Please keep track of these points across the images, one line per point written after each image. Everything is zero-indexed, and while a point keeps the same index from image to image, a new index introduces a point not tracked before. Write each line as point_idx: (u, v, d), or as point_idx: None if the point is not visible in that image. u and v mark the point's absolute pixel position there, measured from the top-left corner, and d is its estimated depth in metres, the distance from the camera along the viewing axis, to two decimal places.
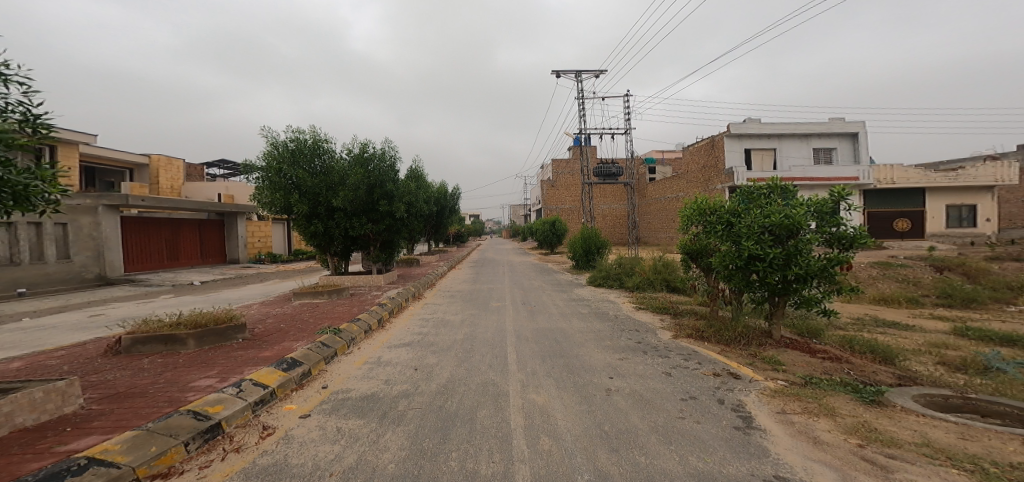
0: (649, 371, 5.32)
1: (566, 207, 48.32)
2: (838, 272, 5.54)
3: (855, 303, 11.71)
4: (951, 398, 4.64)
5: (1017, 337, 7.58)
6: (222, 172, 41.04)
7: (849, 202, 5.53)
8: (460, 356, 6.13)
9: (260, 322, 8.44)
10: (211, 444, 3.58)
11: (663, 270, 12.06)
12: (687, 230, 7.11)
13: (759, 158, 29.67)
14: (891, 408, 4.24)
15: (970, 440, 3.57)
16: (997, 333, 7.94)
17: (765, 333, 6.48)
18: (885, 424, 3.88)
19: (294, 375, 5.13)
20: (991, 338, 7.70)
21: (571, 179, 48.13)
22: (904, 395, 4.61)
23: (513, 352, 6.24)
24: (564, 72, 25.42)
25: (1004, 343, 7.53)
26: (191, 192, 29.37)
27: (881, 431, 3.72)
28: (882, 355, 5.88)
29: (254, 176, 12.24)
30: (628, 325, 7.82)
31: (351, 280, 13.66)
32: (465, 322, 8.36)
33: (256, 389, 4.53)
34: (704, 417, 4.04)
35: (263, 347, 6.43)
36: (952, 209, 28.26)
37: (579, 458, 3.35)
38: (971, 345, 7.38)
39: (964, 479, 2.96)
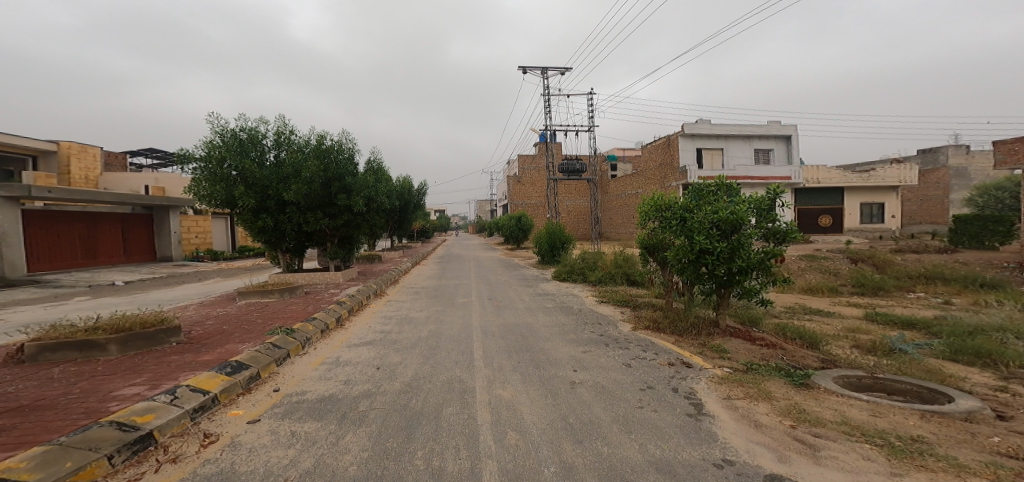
0: (611, 363, 5.43)
1: (531, 203, 48.70)
2: (775, 265, 5.84)
3: (785, 293, 12.44)
4: (863, 378, 5.03)
5: (915, 321, 8.33)
6: (150, 162, 38.37)
7: (783, 199, 5.78)
8: (424, 353, 6.05)
9: (199, 324, 8.01)
10: (141, 456, 3.36)
11: (624, 264, 12.39)
12: (645, 225, 7.21)
13: (709, 157, 30.84)
14: (817, 389, 4.55)
15: (880, 416, 3.94)
16: (901, 317, 8.69)
17: (713, 322, 6.77)
18: (812, 405, 4.18)
19: (240, 379, 4.91)
20: (895, 322, 8.44)
21: (537, 174, 48.54)
22: (828, 377, 4.97)
23: (479, 347, 6.22)
24: (530, 67, 25.42)
25: (905, 327, 8.25)
26: (112, 184, 27.48)
27: (809, 412, 4.00)
28: (809, 341, 6.27)
29: (192, 166, 11.55)
30: (591, 318, 7.97)
31: (304, 278, 13.15)
32: (428, 318, 8.27)
33: (195, 396, 4.29)
34: (660, 405, 4.18)
35: (201, 351, 6.10)
36: (865, 206, 30.51)
37: (546, 451, 3.40)
38: (880, 329, 8.03)
39: (878, 454, 3.29)
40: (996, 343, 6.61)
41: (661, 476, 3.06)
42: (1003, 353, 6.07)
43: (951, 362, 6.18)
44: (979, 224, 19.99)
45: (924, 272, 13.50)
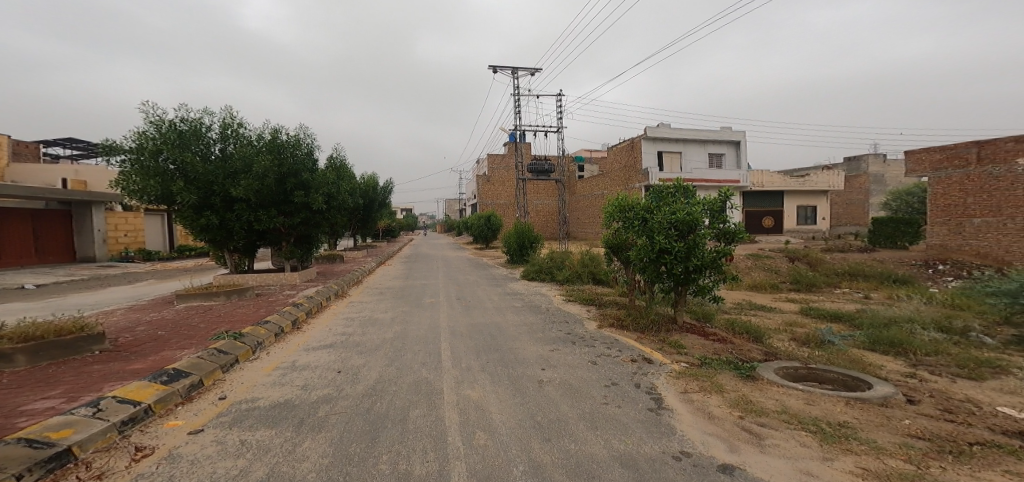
0: (577, 361, 5.56)
1: (500, 203, 48.40)
2: (725, 263, 6.20)
3: (734, 290, 13.25)
4: (799, 368, 5.47)
5: (841, 314, 9.16)
6: (70, 153, 34.91)
7: (732, 202, 6.16)
8: (389, 355, 5.92)
9: (127, 330, 7.40)
10: (57, 474, 3.09)
11: (590, 263, 12.67)
12: (609, 226, 7.41)
13: (670, 161, 32.11)
14: (761, 381, 4.90)
15: (813, 404, 4.31)
16: (829, 311, 9.53)
17: (671, 319, 7.10)
18: (757, 395, 4.50)
19: (179, 388, 4.59)
20: (825, 315, 9.24)
21: (507, 174, 48.29)
22: (770, 369, 5.36)
23: (447, 348, 6.18)
24: (501, 67, 25.10)
25: (834, 319, 9.05)
26: (23, 176, 24.79)
27: (754, 403, 4.31)
28: (754, 335, 6.73)
29: (122, 159, 10.67)
30: (558, 317, 8.11)
31: (254, 279, 12.47)
32: (394, 320, 8.09)
33: (124, 407, 3.98)
34: (623, 401, 4.34)
35: (133, 360, 5.66)
36: (802, 209, 33.00)
37: (514, 450, 3.45)
38: (814, 323, 8.76)
39: (813, 440, 3.60)
40: (906, 333, 7.39)
41: (625, 470, 3.19)
42: (912, 343, 6.80)
43: (869, 351, 6.84)
44: (893, 225, 22.15)
45: (848, 269, 14.83)
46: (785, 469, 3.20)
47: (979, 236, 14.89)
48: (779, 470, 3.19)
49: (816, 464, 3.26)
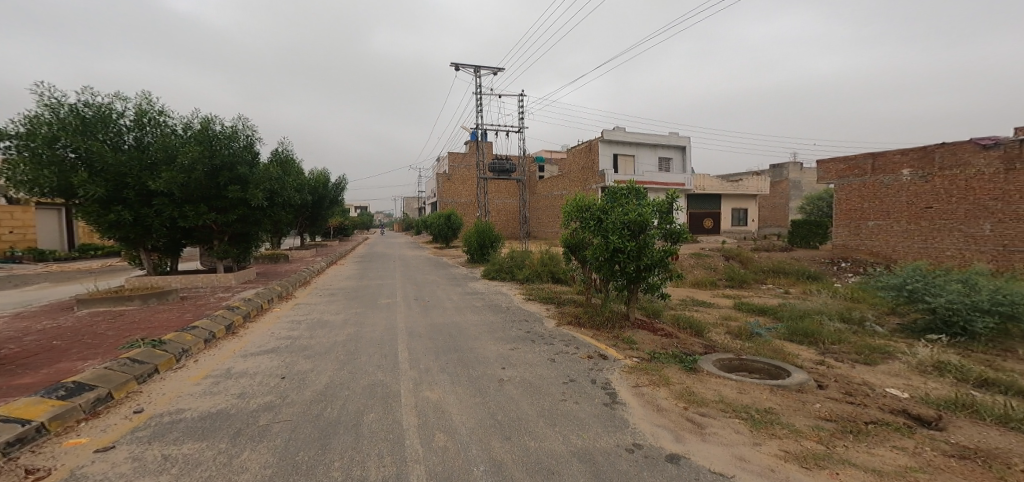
0: (536, 359, 5.61)
1: (462, 201, 43.58)
2: (672, 261, 6.51)
3: (678, 287, 13.96)
4: (732, 360, 5.88)
5: (765, 308, 9.99)
6: None
7: (679, 203, 6.49)
8: (340, 358, 5.65)
9: (17, 340, 6.51)
10: None
11: (549, 262, 12.82)
12: (567, 225, 7.50)
13: (624, 163, 33.08)
14: (702, 373, 5.22)
15: (745, 393, 4.66)
16: (757, 305, 10.34)
17: (624, 315, 7.36)
18: (699, 386, 4.79)
19: (83, 402, 4.12)
20: (753, 309, 10.02)
21: (468, 171, 44.14)
22: (709, 361, 5.72)
23: (404, 349, 6.01)
24: (463, 64, 24.22)
25: (760, 313, 9.83)
26: None
27: (697, 393, 4.58)
28: (696, 329, 7.15)
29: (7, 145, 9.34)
30: (518, 316, 8.13)
31: (179, 282, 11.42)
32: (345, 321, 7.73)
33: (11, 427, 3.51)
34: (581, 397, 4.45)
35: (25, 373, 4.99)
36: (735, 211, 35.51)
37: (475, 450, 3.43)
38: (745, 316, 9.50)
39: (745, 426, 3.90)
40: (816, 324, 8.22)
41: (582, 465, 3.27)
42: (820, 332, 7.54)
43: (788, 341, 7.50)
44: (806, 227, 24.41)
45: (772, 267, 16.17)
46: (724, 456, 3.44)
47: (872, 236, 16.79)
48: (718, 456, 3.42)
49: (748, 449, 3.53)
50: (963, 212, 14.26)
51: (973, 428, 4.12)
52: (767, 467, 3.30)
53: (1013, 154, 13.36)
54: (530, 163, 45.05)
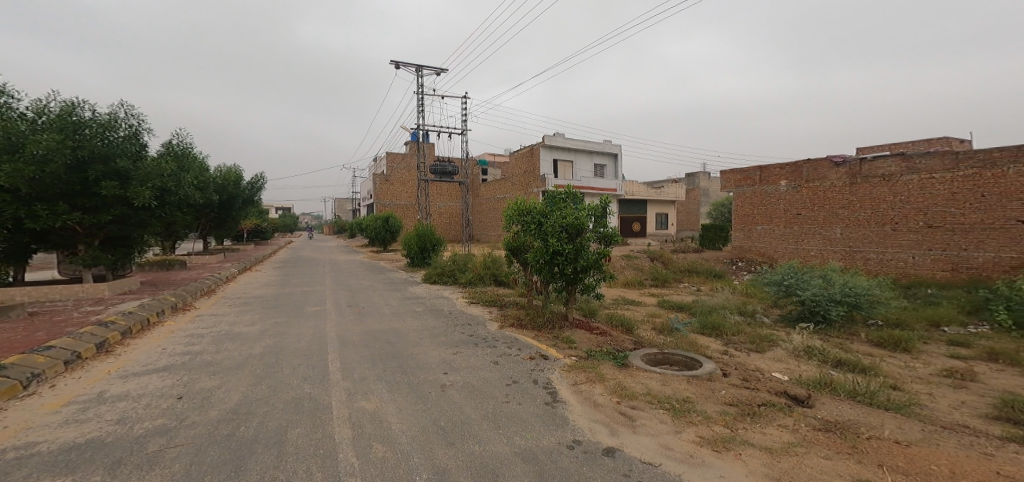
0: (479, 362, 5.58)
1: (401, 203, 41.92)
2: (605, 263, 6.80)
3: (611, 287, 14.62)
4: (658, 354, 6.28)
5: (684, 305, 10.80)
6: None
7: (611, 208, 6.81)
8: (258, 372, 5.21)
9: None
10: None
11: (491, 265, 12.87)
12: (509, 229, 7.53)
13: (564, 169, 33.72)
14: (633, 367, 5.52)
15: (669, 384, 5.00)
16: (678, 303, 11.15)
17: (563, 316, 7.56)
18: (631, 381, 5.06)
19: None
20: (674, 306, 10.79)
21: (408, 174, 42.26)
22: (638, 356, 6.06)
23: (335, 358, 5.69)
24: (403, 63, 23.05)
25: (680, 309, 10.61)
26: None
27: (629, 388, 4.84)
28: (627, 327, 7.54)
29: None
30: (460, 320, 8.04)
31: (29, 293, 9.75)
32: (263, 332, 7.13)
33: None
34: (522, 398, 4.50)
35: None
36: (659, 216, 38.00)
37: (416, 458, 3.34)
38: (668, 313, 10.22)
39: (669, 416, 4.18)
40: (722, 317, 9.10)
41: (526, 465, 3.30)
42: (725, 325, 8.32)
43: (703, 334, 8.16)
44: (713, 230, 26.74)
45: (688, 267, 17.53)
46: (652, 446, 3.66)
47: (760, 238, 18.25)
48: (649, 447, 3.63)
49: (671, 438, 3.79)
50: (822, 217, 15.99)
51: (837, 404, 4.76)
52: (687, 453, 3.56)
53: (855, 170, 15.16)
54: (473, 166, 44.14)
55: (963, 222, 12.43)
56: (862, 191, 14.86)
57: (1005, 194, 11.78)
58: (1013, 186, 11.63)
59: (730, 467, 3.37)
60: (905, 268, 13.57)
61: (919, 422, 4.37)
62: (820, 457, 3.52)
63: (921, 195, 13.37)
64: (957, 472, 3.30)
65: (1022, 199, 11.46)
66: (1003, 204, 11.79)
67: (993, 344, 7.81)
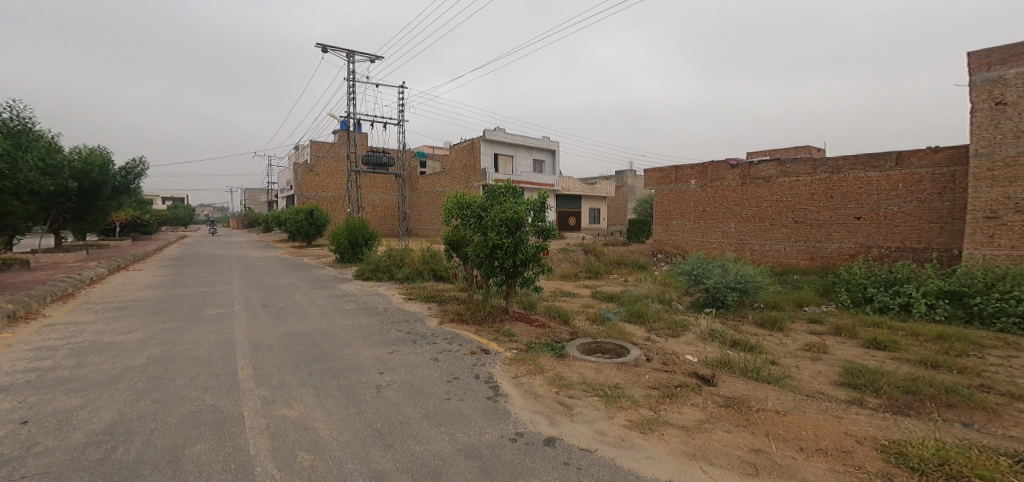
0: (418, 360, 5.45)
1: (328, 195, 39.56)
2: (543, 256, 6.95)
3: (549, 280, 14.92)
4: (593, 343, 6.51)
5: (615, 295, 11.31)
6: None
7: (549, 203, 6.93)
8: (150, 385, 4.63)
9: None
10: None
11: (430, 260, 12.63)
12: (448, 222, 7.39)
13: (504, 163, 33.74)
14: (570, 357, 5.68)
15: (603, 372, 5.21)
16: (610, 293, 11.64)
17: (503, 309, 7.60)
18: (567, 370, 5.21)
19: None
20: (606, 297, 11.25)
21: (337, 164, 40.07)
22: (575, 346, 6.25)
23: (253, 365, 5.25)
24: (333, 48, 21.65)
25: (612, 299, 11.09)
26: None
27: (566, 377, 4.96)
28: (564, 318, 7.76)
29: None
30: (395, 317, 7.80)
31: None
32: (156, 340, 6.35)
33: None
34: (464, 394, 4.45)
35: None
36: (592, 211, 39.46)
37: (349, 464, 3.19)
38: (601, 303, 10.65)
39: (602, 403, 4.35)
40: (648, 306, 9.67)
41: (470, 461, 3.28)
42: (648, 313, 8.84)
43: (632, 322, 8.60)
44: (639, 225, 28.35)
45: (617, 259, 18.34)
46: (588, 432, 3.79)
47: (669, 231, 19.49)
48: (585, 434, 3.75)
49: (605, 423, 3.95)
50: (720, 215, 17.42)
51: (735, 381, 5.23)
52: (619, 437, 3.72)
53: (745, 173, 16.63)
54: (410, 158, 42.72)
55: (818, 219, 14.33)
56: (749, 192, 16.41)
57: (846, 195, 13.76)
58: (852, 188, 13.60)
59: (656, 447, 3.57)
60: (779, 258, 15.36)
61: (789, 393, 4.93)
62: (723, 431, 3.85)
63: (790, 195, 15.16)
64: (820, 436, 3.76)
65: (857, 199, 13.50)
66: (845, 203, 13.79)
67: (839, 320, 9.11)
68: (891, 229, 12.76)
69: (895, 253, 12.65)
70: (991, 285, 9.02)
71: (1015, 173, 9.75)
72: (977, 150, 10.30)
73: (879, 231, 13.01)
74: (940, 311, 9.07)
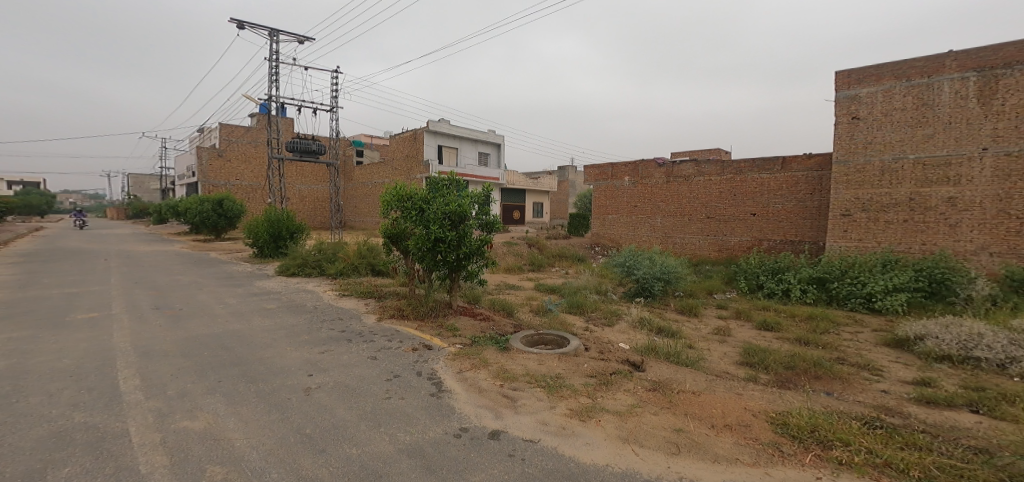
0: (355, 359, 5.24)
1: (243, 183, 36.65)
2: (487, 249, 6.91)
3: (494, 273, 14.92)
4: (537, 335, 6.59)
5: (557, 287, 11.53)
6: None
7: (494, 196, 6.91)
8: (24, 401, 4.04)
9: None
10: None
11: (367, 254, 12.19)
12: (387, 215, 7.13)
13: (448, 155, 33.19)
14: (514, 350, 5.71)
15: (546, 363, 5.29)
16: (553, 286, 11.86)
17: (447, 304, 7.49)
18: (511, 363, 5.23)
19: None
20: (549, 289, 11.44)
21: (257, 151, 37.30)
22: (519, 339, 6.29)
23: (161, 373, 4.78)
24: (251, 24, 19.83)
25: (555, 291, 11.30)
26: None
27: (510, 370, 4.99)
28: (509, 311, 7.79)
29: None
30: (330, 315, 7.43)
31: None
32: (31, 350, 5.52)
33: None
34: (406, 392, 4.34)
35: None
36: (535, 205, 40.01)
37: (275, 474, 2.99)
38: (543, 295, 10.81)
39: (545, 393, 4.42)
40: (587, 297, 9.97)
41: (412, 460, 3.20)
42: (588, 304, 9.10)
43: (573, 313, 8.82)
44: (580, 219, 29.16)
45: (558, 252, 18.69)
46: (531, 423, 3.84)
47: (602, 224, 20.23)
48: (529, 425, 3.79)
49: (547, 413, 4.01)
50: (647, 209, 18.31)
51: (661, 366, 5.51)
52: (560, 426, 3.80)
53: (670, 171, 17.50)
54: (345, 146, 40.80)
55: (724, 214, 15.72)
56: (671, 191, 17.41)
57: (744, 193, 15.28)
58: (750, 188, 15.14)
59: (595, 434, 3.69)
60: (691, 250, 16.62)
61: (709, 375, 5.28)
62: (652, 414, 4.05)
63: (703, 193, 16.38)
64: (725, 413, 4.05)
65: (753, 198, 15.04)
66: (744, 201, 15.30)
67: (739, 305, 9.98)
68: (777, 224, 14.44)
69: (779, 245, 14.38)
70: (845, 271, 10.49)
71: (863, 177, 11.19)
72: (838, 157, 11.56)
73: (769, 225, 14.64)
74: (809, 295, 10.30)
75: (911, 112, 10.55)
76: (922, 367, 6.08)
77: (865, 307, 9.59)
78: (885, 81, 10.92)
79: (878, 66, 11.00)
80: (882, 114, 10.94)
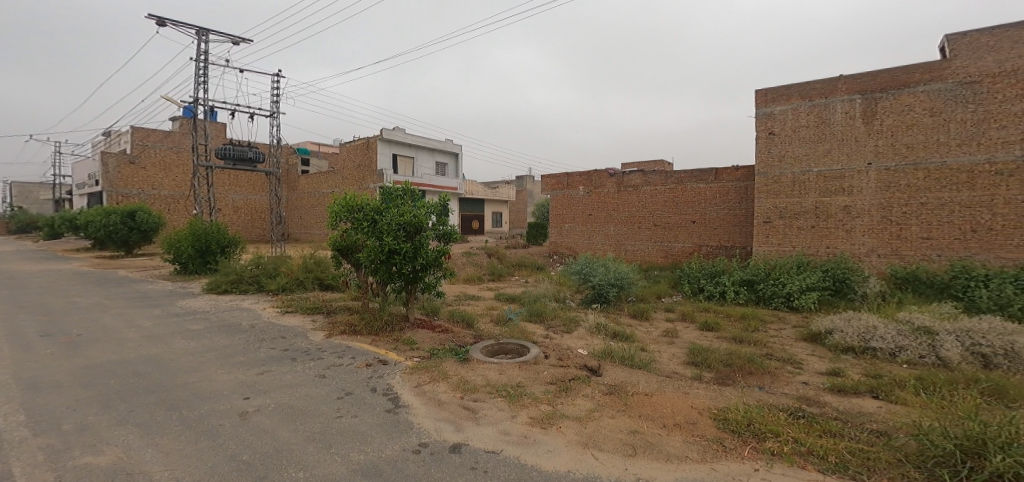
0: (303, 379, 5.00)
1: (163, 193, 34.19)
2: (445, 260, 6.84)
3: (452, 284, 14.75)
4: (497, 345, 6.56)
5: (515, 297, 11.54)
6: None
7: (450, 206, 6.87)
8: None
9: None
10: None
11: (313, 267, 11.89)
12: (337, 227, 6.91)
13: (404, 165, 32.73)
14: (474, 361, 5.65)
15: (506, 373, 5.27)
16: (511, 295, 11.87)
17: (402, 317, 7.31)
18: (471, 374, 5.16)
19: None
20: (508, 298, 11.44)
21: (178, 158, 35.02)
22: (478, 349, 6.24)
23: (77, 405, 4.34)
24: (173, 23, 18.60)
25: (513, 301, 11.30)
26: None
27: (469, 381, 4.92)
28: (467, 322, 7.71)
29: None
30: (275, 333, 7.06)
31: None
32: None
33: None
34: (359, 409, 4.18)
35: None
36: (494, 214, 40.08)
37: None
38: (502, 305, 10.78)
39: (506, 403, 4.39)
40: (545, 305, 10.05)
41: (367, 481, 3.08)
42: (547, 312, 9.17)
43: (532, 321, 8.85)
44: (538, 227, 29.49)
45: (516, 262, 18.71)
46: (492, 433, 3.80)
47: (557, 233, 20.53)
48: (490, 436, 3.75)
49: (509, 422, 3.99)
50: (599, 217, 18.81)
51: (617, 369, 5.62)
52: (522, 435, 3.78)
53: (620, 181, 18.08)
54: (289, 155, 39.23)
55: (668, 221, 16.41)
56: (620, 201, 18.01)
57: (683, 202, 16.06)
58: (689, 197, 15.88)
59: (555, 441, 3.69)
60: (639, 256, 17.24)
61: (662, 376, 5.44)
62: (608, 417, 4.11)
63: (649, 201, 17.05)
64: (675, 412, 4.18)
65: (692, 206, 15.79)
66: (683, 209, 16.05)
67: (683, 307, 10.39)
68: (711, 231, 15.33)
69: (714, 250, 15.21)
70: (768, 272, 11.24)
71: (778, 187, 12.53)
72: (758, 170, 12.84)
73: (704, 231, 15.47)
74: (740, 296, 10.90)
75: (810, 128, 12.00)
76: (832, 359, 6.52)
77: (785, 306, 10.25)
78: (793, 100, 12.23)
79: (787, 87, 12.30)
80: (789, 130, 12.32)
